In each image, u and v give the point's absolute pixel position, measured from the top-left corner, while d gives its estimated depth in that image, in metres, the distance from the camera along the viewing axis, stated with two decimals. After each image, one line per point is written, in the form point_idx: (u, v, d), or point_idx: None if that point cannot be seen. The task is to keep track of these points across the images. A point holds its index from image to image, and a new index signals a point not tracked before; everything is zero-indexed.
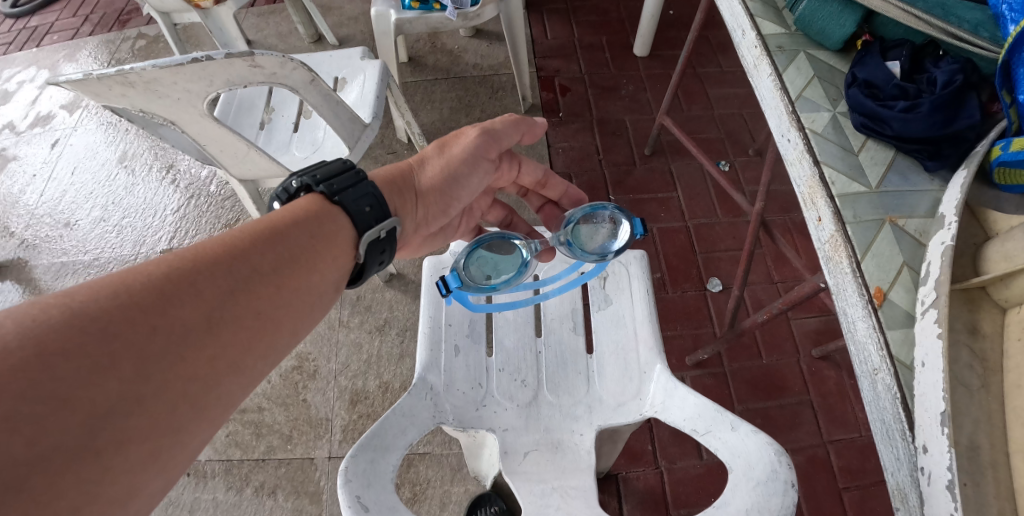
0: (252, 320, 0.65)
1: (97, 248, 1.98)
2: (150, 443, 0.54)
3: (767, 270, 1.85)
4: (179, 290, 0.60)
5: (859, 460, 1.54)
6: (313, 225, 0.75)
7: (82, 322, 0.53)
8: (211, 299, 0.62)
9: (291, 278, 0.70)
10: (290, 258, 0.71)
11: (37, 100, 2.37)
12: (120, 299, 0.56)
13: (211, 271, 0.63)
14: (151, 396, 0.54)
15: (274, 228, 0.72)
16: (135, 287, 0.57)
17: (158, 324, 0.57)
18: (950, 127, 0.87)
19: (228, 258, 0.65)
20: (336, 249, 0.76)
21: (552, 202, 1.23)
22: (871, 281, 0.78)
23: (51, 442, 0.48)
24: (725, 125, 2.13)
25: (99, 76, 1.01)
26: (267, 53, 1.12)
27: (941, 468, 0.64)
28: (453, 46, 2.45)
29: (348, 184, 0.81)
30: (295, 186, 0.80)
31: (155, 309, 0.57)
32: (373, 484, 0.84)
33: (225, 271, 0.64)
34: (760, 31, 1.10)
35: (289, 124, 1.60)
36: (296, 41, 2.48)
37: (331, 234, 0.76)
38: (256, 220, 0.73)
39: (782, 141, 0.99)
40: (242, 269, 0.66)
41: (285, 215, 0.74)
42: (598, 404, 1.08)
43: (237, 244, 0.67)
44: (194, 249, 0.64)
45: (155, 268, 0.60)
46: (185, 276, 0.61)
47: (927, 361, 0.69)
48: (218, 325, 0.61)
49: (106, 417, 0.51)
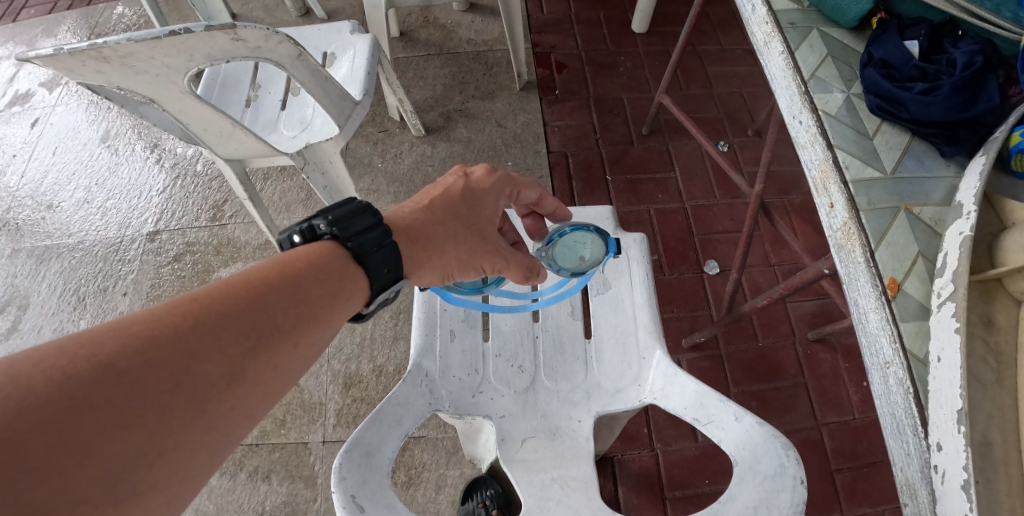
0: (270, 372, 0.58)
1: (81, 230, 1.93)
2: (166, 496, 0.49)
3: (765, 253, 1.83)
4: (203, 345, 0.54)
5: (851, 443, 1.54)
6: (340, 272, 0.68)
7: (104, 372, 0.49)
8: (233, 354, 0.56)
9: (310, 329, 0.62)
10: (310, 306, 0.63)
11: (14, 77, 2.27)
12: (143, 354, 0.51)
13: (230, 320, 0.57)
14: (172, 446, 0.50)
15: (297, 269, 0.64)
16: (159, 342, 0.52)
17: (181, 379, 0.52)
18: (969, 111, 0.84)
19: (246, 303, 0.59)
20: (353, 296, 0.68)
21: (537, 213, 1.08)
22: (886, 271, 0.76)
23: (71, 491, 0.44)
24: (725, 104, 2.09)
25: (71, 51, 0.95)
26: (250, 26, 1.06)
27: (956, 466, 0.62)
28: (445, 21, 2.37)
29: (376, 244, 0.71)
30: (322, 229, 0.70)
31: (178, 362, 0.52)
32: (369, 480, 0.81)
33: (243, 318, 0.58)
34: (772, 6, 1.06)
35: (277, 101, 1.54)
36: (284, 14, 2.39)
37: (350, 279, 0.68)
38: (282, 260, 0.65)
39: (793, 123, 0.96)
40: (259, 316, 0.59)
41: (307, 254, 0.67)
42: (596, 390, 1.06)
43: (258, 287, 0.61)
44: (219, 294, 0.58)
45: (169, 314, 0.54)
46: (207, 329, 0.55)
47: (943, 356, 0.67)
48: (234, 375, 0.55)
49: (128, 468, 0.47)
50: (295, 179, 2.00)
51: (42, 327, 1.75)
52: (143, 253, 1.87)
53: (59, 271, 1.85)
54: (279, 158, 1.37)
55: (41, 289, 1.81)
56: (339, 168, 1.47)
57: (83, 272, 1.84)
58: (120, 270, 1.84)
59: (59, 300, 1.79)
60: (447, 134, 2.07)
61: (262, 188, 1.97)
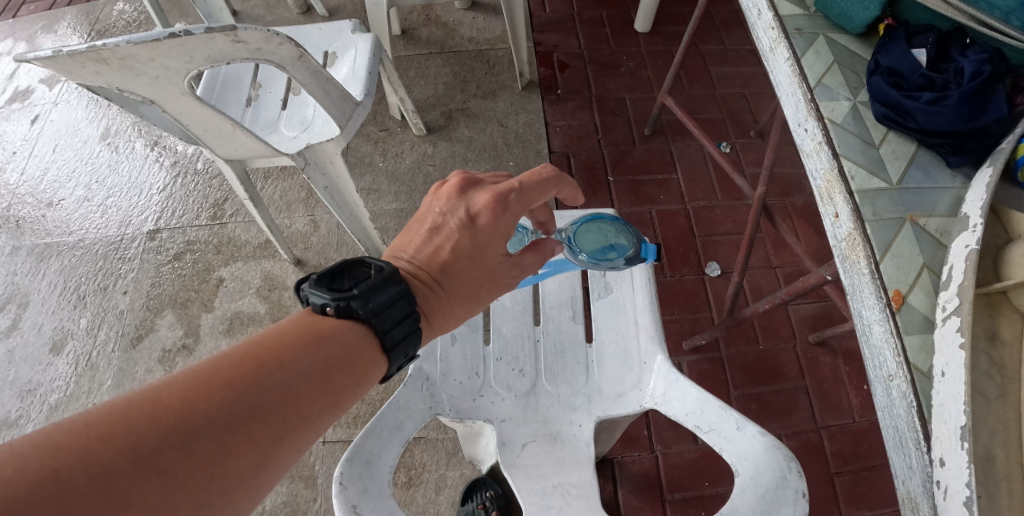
0: (293, 457, 0.59)
1: (82, 228, 1.92)
2: None
3: (766, 255, 1.83)
4: (235, 437, 0.54)
5: (852, 446, 1.54)
6: (363, 350, 0.68)
7: (143, 464, 0.49)
8: (262, 443, 0.56)
9: (332, 413, 0.63)
10: (337, 388, 0.63)
11: (14, 74, 2.26)
12: (181, 448, 0.51)
13: (261, 402, 0.57)
14: None
15: (325, 347, 0.65)
16: (196, 435, 0.52)
17: (215, 472, 0.52)
18: (976, 121, 0.83)
19: (278, 382, 0.59)
20: (374, 376, 0.68)
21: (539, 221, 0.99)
22: (890, 283, 0.75)
23: None
24: (727, 105, 2.08)
25: (70, 52, 0.94)
26: (250, 28, 1.05)
27: (959, 483, 0.62)
28: (447, 19, 2.36)
29: (405, 332, 0.71)
30: (359, 314, 0.68)
31: (214, 456, 0.53)
32: (369, 490, 0.81)
33: (275, 400, 0.58)
34: (778, 11, 1.05)
35: (278, 101, 1.53)
36: (285, 11, 2.37)
37: (373, 361, 0.68)
38: (310, 332, 0.65)
39: (798, 130, 0.95)
40: (289, 397, 0.59)
41: (334, 329, 0.67)
42: (597, 395, 1.05)
43: (290, 365, 0.61)
44: (252, 378, 0.58)
45: (203, 394, 0.55)
46: (241, 420, 0.55)
47: (947, 371, 0.67)
48: (261, 461, 0.56)
49: None
50: (296, 177, 1.99)
51: (42, 325, 1.74)
52: (143, 251, 1.87)
53: (59, 268, 1.84)
54: (280, 158, 1.36)
55: (41, 287, 1.80)
56: (341, 168, 1.45)
57: (84, 270, 1.84)
58: (120, 268, 1.84)
59: (59, 299, 1.79)
60: (449, 134, 2.06)
61: (262, 187, 1.97)
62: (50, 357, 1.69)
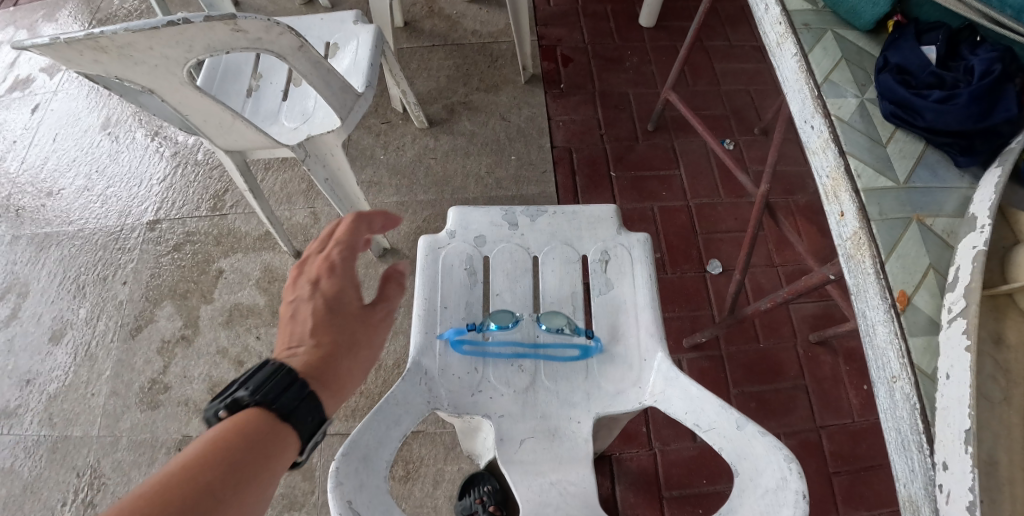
0: None
1: (82, 218, 1.91)
2: None
3: (768, 254, 1.82)
4: None
5: (850, 445, 1.53)
6: (268, 432, 0.72)
7: None
8: None
9: (255, 491, 0.66)
10: (254, 466, 0.67)
11: (14, 62, 2.25)
12: None
13: (182, 502, 0.60)
14: None
15: (231, 440, 0.68)
16: None
17: None
18: (986, 120, 0.81)
19: (195, 480, 0.62)
20: (288, 449, 0.72)
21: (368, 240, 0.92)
22: (895, 283, 0.75)
23: None
24: (731, 101, 2.07)
25: (67, 40, 0.93)
26: (250, 16, 1.04)
27: (962, 487, 0.62)
28: (451, 11, 2.34)
29: (301, 395, 0.75)
30: (241, 396, 0.73)
31: None
32: (366, 485, 0.81)
33: (196, 496, 0.61)
34: (786, 5, 1.03)
35: (278, 92, 1.52)
36: (287, 2, 2.36)
37: (281, 438, 0.72)
38: (214, 435, 0.68)
39: (805, 127, 0.94)
40: (207, 487, 0.62)
41: (235, 425, 0.70)
42: (596, 392, 1.04)
43: (201, 463, 0.64)
44: (169, 486, 0.60)
45: (134, 508, 0.57)
46: None
47: (952, 374, 0.66)
48: None
49: None
50: (296, 169, 1.98)
51: (41, 314, 1.74)
52: (142, 241, 1.86)
53: (59, 258, 1.84)
54: (280, 149, 1.35)
55: (40, 277, 1.80)
56: (341, 160, 1.45)
57: (83, 260, 1.83)
58: (120, 258, 1.83)
59: (59, 289, 1.78)
60: (450, 127, 2.05)
61: (262, 179, 1.96)
62: (49, 346, 1.68)
